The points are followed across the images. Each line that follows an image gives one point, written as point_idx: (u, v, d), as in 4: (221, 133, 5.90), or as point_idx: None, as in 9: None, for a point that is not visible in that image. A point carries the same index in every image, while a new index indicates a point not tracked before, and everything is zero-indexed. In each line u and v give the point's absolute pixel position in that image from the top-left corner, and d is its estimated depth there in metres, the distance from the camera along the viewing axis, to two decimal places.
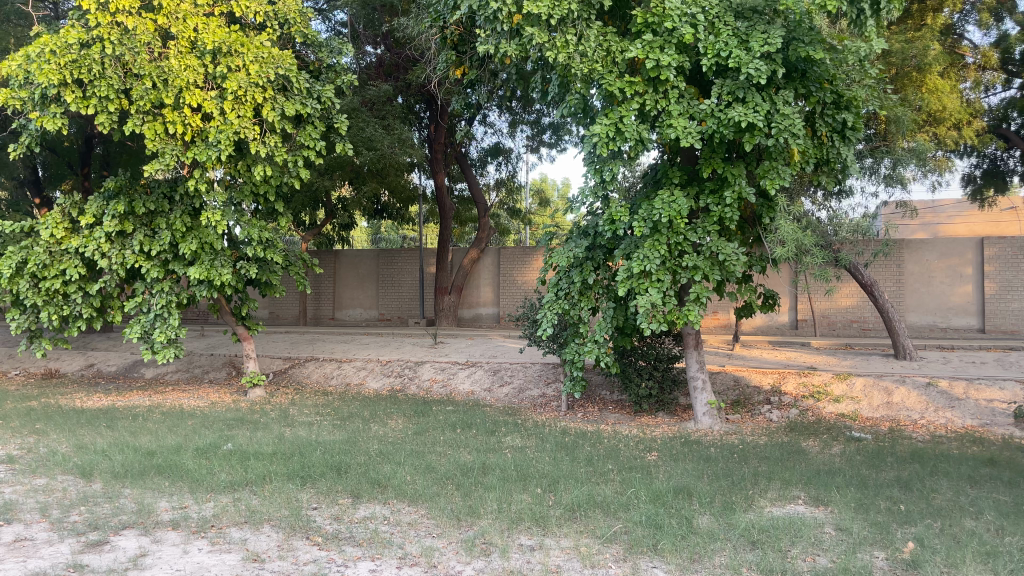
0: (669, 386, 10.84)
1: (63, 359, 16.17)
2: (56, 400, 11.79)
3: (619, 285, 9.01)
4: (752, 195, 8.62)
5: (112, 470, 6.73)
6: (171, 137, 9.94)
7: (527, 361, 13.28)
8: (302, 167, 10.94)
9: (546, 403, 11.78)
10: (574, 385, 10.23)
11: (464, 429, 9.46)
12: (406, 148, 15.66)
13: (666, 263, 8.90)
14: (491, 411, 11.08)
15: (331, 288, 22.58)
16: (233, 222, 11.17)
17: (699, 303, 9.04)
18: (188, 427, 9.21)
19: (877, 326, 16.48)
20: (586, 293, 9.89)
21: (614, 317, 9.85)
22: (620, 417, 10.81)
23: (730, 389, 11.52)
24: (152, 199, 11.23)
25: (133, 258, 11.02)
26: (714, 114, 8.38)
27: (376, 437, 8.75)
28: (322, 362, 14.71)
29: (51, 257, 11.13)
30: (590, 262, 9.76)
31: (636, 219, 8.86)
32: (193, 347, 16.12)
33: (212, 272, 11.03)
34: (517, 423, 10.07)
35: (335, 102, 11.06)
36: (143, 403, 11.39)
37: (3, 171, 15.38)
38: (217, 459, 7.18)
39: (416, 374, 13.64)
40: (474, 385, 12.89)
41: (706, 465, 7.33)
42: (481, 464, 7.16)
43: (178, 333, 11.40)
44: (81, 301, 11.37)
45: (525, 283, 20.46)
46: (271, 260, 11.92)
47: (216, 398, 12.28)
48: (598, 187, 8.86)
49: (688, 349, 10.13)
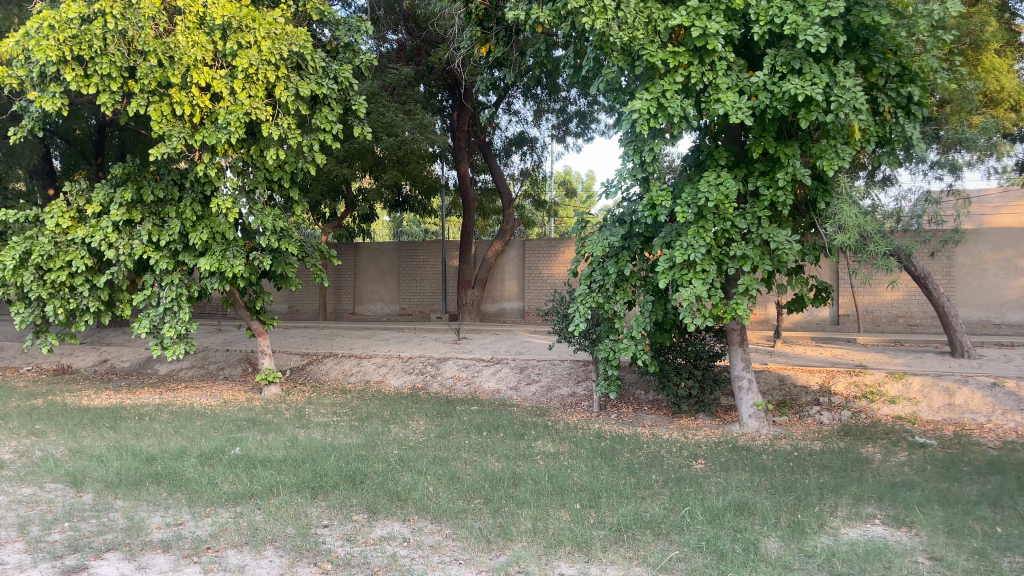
0: (711, 385, 10.08)
1: (76, 354, 15.70)
2: (63, 398, 11.25)
3: (660, 276, 8.26)
4: (809, 177, 7.82)
5: (107, 479, 6.11)
6: (178, 119, 9.32)
7: (556, 358, 12.56)
8: (318, 151, 10.30)
9: (576, 403, 11.07)
10: (609, 385, 9.51)
11: (491, 431, 8.78)
12: (428, 135, 14.99)
13: (712, 253, 8.13)
14: (519, 412, 10.38)
15: (351, 282, 22.01)
16: (246, 211, 10.56)
17: (748, 296, 8.26)
18: (196, 429, 8.59)
19: (925, 322, 15.56)
20: (622, 285, 9.16)
21: (654, 311, 9.10)
22: (657, 419, 10.07)
23: (775, 389, 10.72)
24: (161, 187, 10.64)
25: (141, 249, 10.43)
26: (768, 88, 7.59)
27: (397, 441, 8.09)
28: (341, 358, 14.10)
29: (57, 248, 10.56)
30: (627, 252, 9.01)
31: (679, 204, 8.11)
32: (209, 342, 15.58)
33: (223, 264, 10.41)
34: (548, 425, 9.36)
35: (353, 83, 10.40)
36: (153, 401, 10.84)
37: (16, 161, 14.89)
38: (223, 466, 6.56)
39: (438, 371, 12.97)
40: (500, 383, 12.20)
41: (762, 477, 6.58)
42: (513, 474, 6.48)
43: (188, 328, 10.81)
44: (89, 294, 10.84)
45: (551, 276, 19.75)
46: (287, 252, 11.30)
47: (229, 396, 11.70)
48: (638, 169, 8.11)
49: (733, 347, 9.37)
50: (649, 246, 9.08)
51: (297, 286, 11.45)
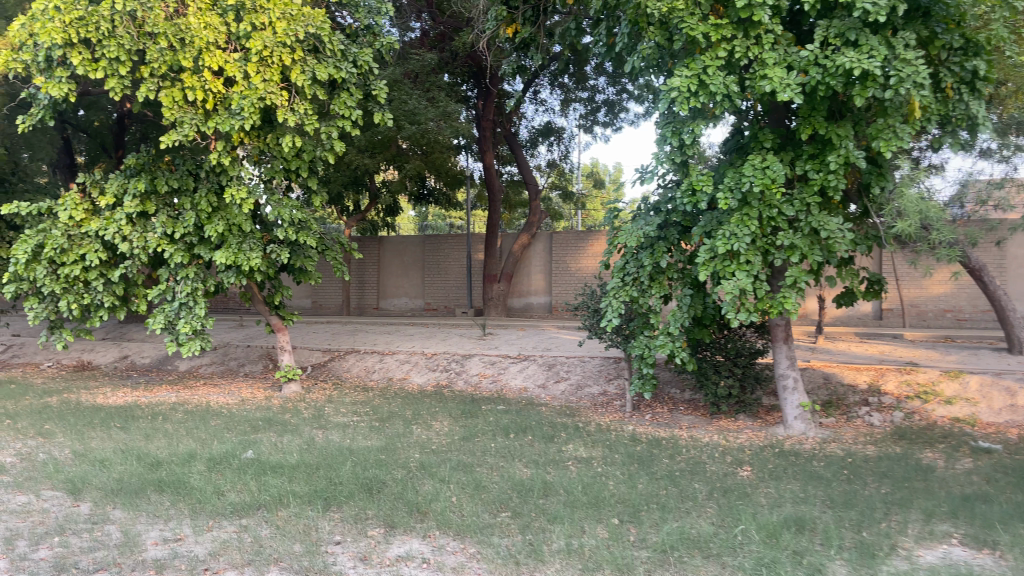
0: (752, 384, 9.48)
1: (97, 350, 15.44)
2: (78, 396, 10.92)
3: (700, 268, 7.69)
4: (863, 159, 7.19)
5: (107, 487, 5.71)
6: (191, 105, 8.93)
7: (585, 355, 12.01)
8: (337, 139, 9.85)
9: (608, 403, 10.52)
10: (644, 384, 8.96)
11: (519, 433, 8.27)
12: (452, 123, 14.49)
13: (757, 242, 7.54)
14: (548, 412, 9.86)
15: (375, 276, 21.61)
16: (263, 202, 10.16)
17: (796, 289, 7.65)
18: (209, 430, 8.18)
19: (974, 316, 14.78)
20: (659, 278, 8.60)
21: (693, 305, 8.54)
22: (695, 421, 9.49)
23: (821, 388, 10.07)
24: (176, 177, 10.27)
25: (156, 241, 10.05)
26: (819, 62, 6.97)
27: (419, 444, 7.62)
28: (363, 354, 13.68)
29: (70, 241, 10.22)
30: (663, 242, 8.45)
31: (721, 190, 7.53)
32: (229, 338, 15.23)
33: (240, 257, 10.00)
34: (579, 427, 8.82)
35: (373, 67, 9.92)
36: (168, 400, 10.46)
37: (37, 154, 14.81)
38: (232, 472, 6.12)
39: (463, 368, 12.48)
40: (528, 381, 11.68)
41: (816, 487, 6.00)
42: (544, 483, 5.97)
43: (204, 324, 10.41)
44: (103, 289, 10.49)
45: (580, 270, 19.19)
46: (307, 244, 10.88)
47: (248, 394, 11.31)
48: (677, 153, 7.55)
49: (777, 344, 8.77)
50: (688, 236, 8.51)
51: (317, 280, 11.02)
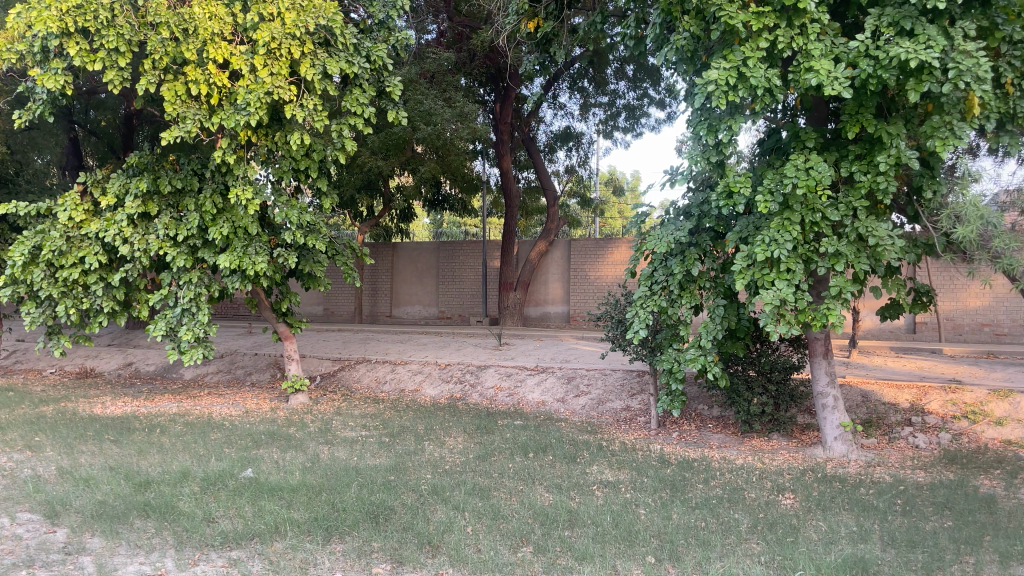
0: (787, 402, 8.88)
1: (101, 357, 15.02)
2: (76, 405, 10.45)
3: (736, 277, 7.12)
4: (916, 159, 6.60)
5: (88, 511, 5.21)
6: (194, 100, 8.46)
7: (607, 368, 11.44)
8: (348, 138, 9.36)
9: (631, 419, 9.94)
10: (671, 401, 8.36)
11: (537, 452, 7.71)
12: (469, 124, 14.01)
13: (798, 249, 6.97)
14: (568, 429, 9.30)
15: (388, 283, 21.15)
16: (271, 204, 9.69)
17: (841, 301, 7.03)
18: (208, 445, 7.67)
19: (1014, 331, 14.10)
20: (689, 286, 8.05)
21: (726, 317, 7.96)
22: (726, 440, 8.87)
23: (859, 407, 9.43)
24: (180, 177, 9.81)
25: (158, 244, 9.59)
26: (869, 54, 6.39)
27: (432, 463, 7.09)
28: (374, 365, 13.16)
29: (69, 243, 9.79)
30: (695, 249, 7.89)
31: (760, 193, 6.96)
32: (237, 346, 14.78)
33: (245, 261, 9.51)
34: (602, 446, 8.24)
35: (388, 62, 9.43)
36: (168, 411, 9.96)
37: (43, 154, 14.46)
38: (226, 494, 5.61)
39: (478, 380, 11.93)
40: (546, 395, 11.11)
41: (870, 522, 5.39)
42: (567, 512, 5.41)
43: (207, 331, 9.92)
44: (103, 293, 10.02)
45: (599, 278, 18.63)
46: (316, 249, 10.39)
47: (253, 405, 10.80)
48: (711, 152, 7.01)
49: (816, 359, 8.16)
50: (721, 242, 7.96)
51: (326, 286, 10.51)
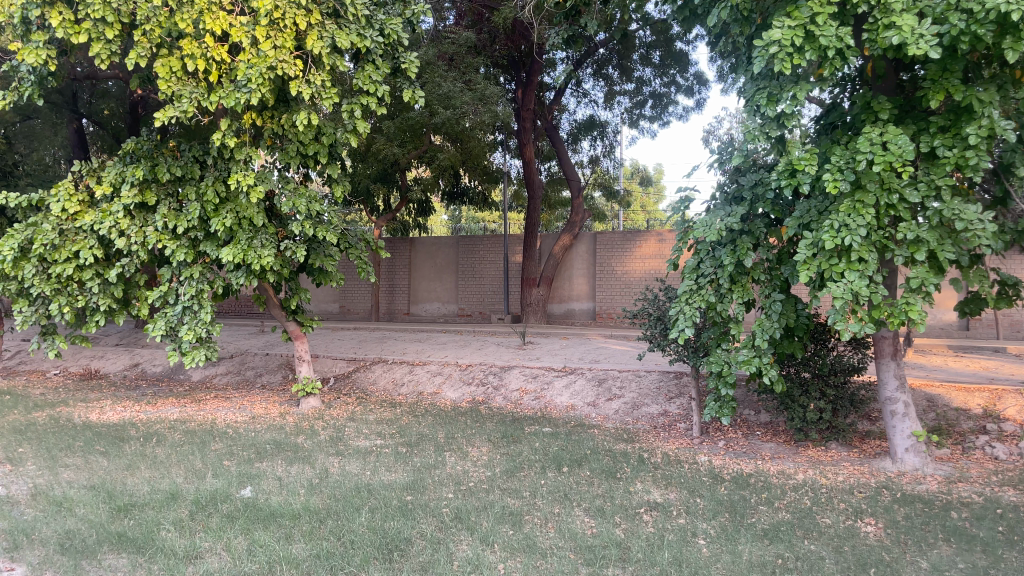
0: (847, 407, 7.99)
1: (107, 357, 14.35)
2: (72, 410, 9.75)
3: (800, 268, 6.22)
4: (1013, 130, 5.69)
5: (55, 542, 4.46)
6: (192, 77, 7.71)
7: (641, 369, 10.60)
8: (360, 119, 8.57)
9: (671, 427, 9.07)
10: (720, 408, 7.48)
11: (572, 466, 6.89)
12: (490, 107, 13.23)
13: (872, 236, 6.06)
14: (602, 438, 8.46)
15: (406, 280, 20.40)
16: (277, 192, 8.94)
17: (922, 295, 6.07)
18: (206, 459, 6.93)
19: None
20: (740, 280, 7.21)
21: (784, 313, 7.08)
22: (779, 450, 8.00)
23: (926, 413, 8.51)
24: (180, 164, 9.07)
25: (156, 237, 8.85)
26: (960, 7, 5.51)
27: (454, 480, 6.29)
28: (391, 365, 12.39)
29: (62, 237, 9.08)
30: (747, 238, 7.06)
31: (828, 171, 6.09)
32: (247, 346, 14.08)
33: (249, 254, 8.72)
34: (644, 458, 7.40)
35: (403, 36, 8.64)
36: (169, 417, 9.23)
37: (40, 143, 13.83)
38: (216, 521, 4.83)
39: (502, 382, 11.11)
40: (575, 399, 10.27)
41: (980, 560, 4.51)
42: (616, 545, 4.60)
43: (210, 331, 9.16)
44: (99, 291, 9.29)
45: (626, 273, 17.73)
46: (327, 241, 9.60)
47: (261, 410, 10.05)
48: (772, 125, 6.15)
49: (883, 361, 7.24)
50: (777, 229, 7.10)
51: (338, 282, 9.73)
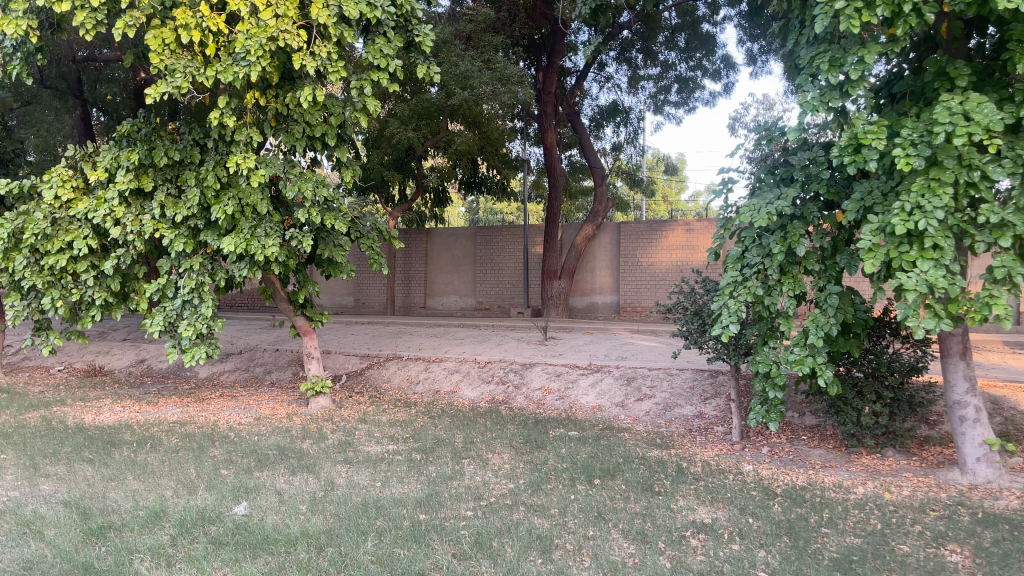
0: (905, 410, 7.26)
1: (112, 353, 13.85)
2: (69, 410, 9.19)
3: (864, 256, 5.46)
4: None
5: (10, 572, 3.86)
6: (187, 51, 7.08)
7: (672, 367, 9.91)
8: (371, 96, 7.89)
9: (707, 431, 8.38)
10: (767, 412, 6.75)
11: (603, 477, 6.22)
12: (510, 87, 12.57)
13: (949, 220, 5.30)
14: (634, 443, 7.78)
15: (422, 272, 19.79)
16: (282, 178, 8.30)
17: (1009, 287, 5.28)
18: (202, 468, 6.33)
19: None
20: (790, 271, 6.49)
21: (841, 308, 6.34)
22: (830, 458, 7.27)
23: (992, 416, 7.72)
24: (179, 148, 8.44)
25: (153, 226, 8.24)
26: None
27: (472, 494, 5.63)
28: (406, 362, 11.76)
29: (55, 226, 8.51)
30: (800, 223, 6.34)
31: (899, 147, 5.34)
32: (257, 342, 13.53)
33: (252, 244, 8.07)
34: (682, 468, 6.69)
35: (417, 6, 7.96)
36: (169, 418, 8.64)
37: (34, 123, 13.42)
38: (201, 548, 4.22)
39: (523, 381, 10.42)
40: (602, 399, 9.59)
41: None
42: None
43: (211, 326, 8.54)
44: (94, 284, 8.69)
45: (652, 264, 16.96)
46: (337, 231, 8.94)
47: (268, 410, 9.46)
48: (834, 93, 5.40)
49: (951, 360, 6.47)
50: (833, 214, 6.38)
51: (349, 273, 9.08)
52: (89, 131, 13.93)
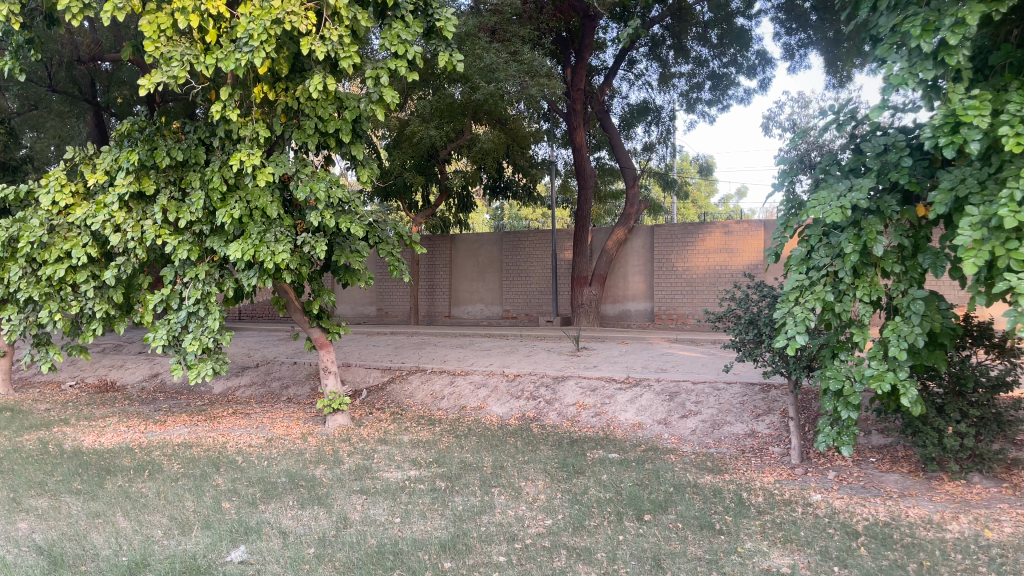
0: (993, 430, 6.38)
1: (126, 367, 13.30)
2: (69, 431, 8.57)
3: (963, 255, 4.62)
4: None
5: None
6: (186, 38, 6.45)
7: (718, 381, 9.10)
8: (388, 88, 7.22)
9: (762, 452, 7.56)
10: (839, 435, 5.87)
11: (653, 511, 5.44)
12: (538, 80, 11.91)
13: None
14: (683, 467, 6.98)
15: (446, 280, 19.12)
16: (293, 179, 7.64)
17: None
18: (201, 501, 5.65)
19: None
20: (863, 273, 5.67)
21: (926, 316, 5.49)
22: (907, 485, 6.41)
23: None
24: (182, 147, 7.80)
25: (155, 232, 7.61)
26: None
27: (505, 534, 4.90)
28: (430, 375, 11.05)
29: (53, 233, 7.92)
30: (875, 219, 5.52)
31: (1002, 125, 4.53)
32: (274, 354, 12.90)
33: (261, 251, 7.39)
34: (743, 499, 5.87)
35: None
36: (174, 440, 7.98)
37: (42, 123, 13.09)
38: None
39: (556, 396, 9.65)
40: (643, 416, 8.81)
41: None
42: None
43: (218, 340, 7.88)
44: (94, 296, 8.08)
45: (688, 269, 16.11)
46: (353, 236, 8.22)
47: (282, 430, 8.78)
48: (926, 62, 4.65)
49: None
50: (914, 209, 5.57)
51: (366, 282, 8.39)
52: (106, 132, 13.61)
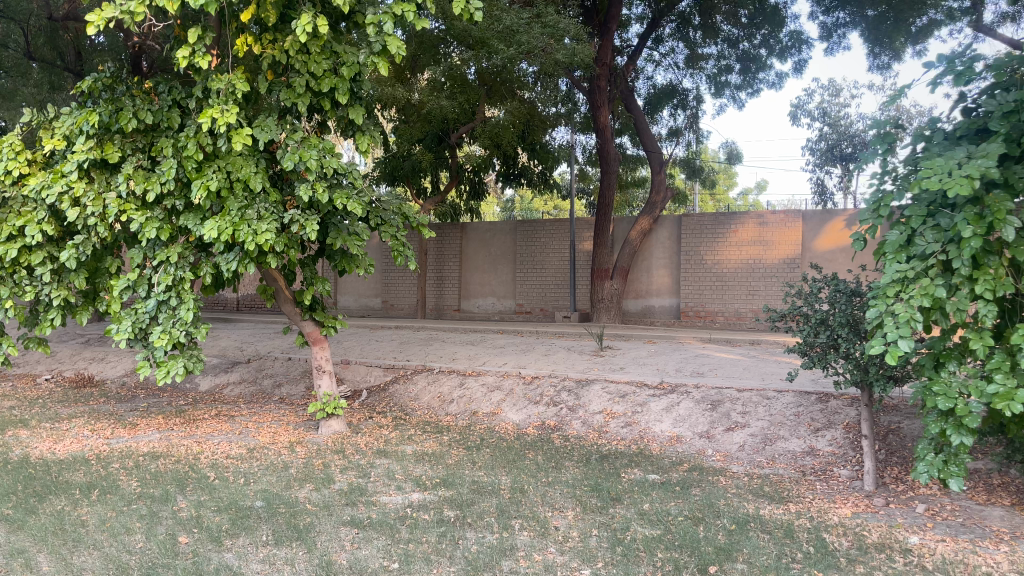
0: None
1: (108, 360, 12.25)
2: (24, 436, 7.49)
3: None
4: None
5: None
6: None
7: (767, 390, 7.93)
8: (393, 38, 6.09)
9: (827, 474, 6.40)
10: (944, 464, 4.70)
11: (717, 559, 4.31)
12: (562, 44, 10.83)
13: None
14: (737, 493, 5.84)
15: (456, 271, 18.00)
16: (281, 146, 6.53)
17: None
18: (150, 532, 4.58)
19: None
20: (984, 263, 4.48)
21: None
22: (1017, 523, 5.23)
23: None
24: (153, 109, 6.69)
25: (118, 205, 6.50)
26: None
27: None
28: (438, 375, 9.94)
29: (5, 207, 6.83)
30: (1005, 194, 4.36)
31: None
32: (269, 349, 11.82)
33: (242, 229, 6.27)
34: (824, 541, 4.71)
35: None
36: (141, 450, 6.89)
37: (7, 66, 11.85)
38: None
39: (580, 403, 8.52)
40: (681, 428, 7.67)
41: None
42: None
43: (191, 332, 6.76)
44: (51, 281, 6.97)
45: (718, 263, 14.95)
46: (352, 215, 7.06)
47: (268, 437, 7.67)
48: None
49: None
50: None
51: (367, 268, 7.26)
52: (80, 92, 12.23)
